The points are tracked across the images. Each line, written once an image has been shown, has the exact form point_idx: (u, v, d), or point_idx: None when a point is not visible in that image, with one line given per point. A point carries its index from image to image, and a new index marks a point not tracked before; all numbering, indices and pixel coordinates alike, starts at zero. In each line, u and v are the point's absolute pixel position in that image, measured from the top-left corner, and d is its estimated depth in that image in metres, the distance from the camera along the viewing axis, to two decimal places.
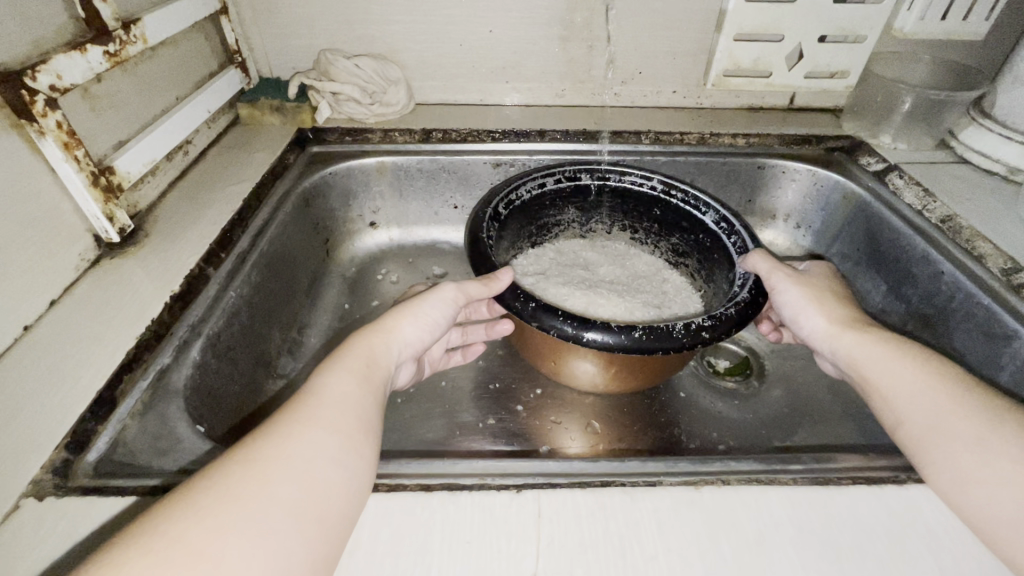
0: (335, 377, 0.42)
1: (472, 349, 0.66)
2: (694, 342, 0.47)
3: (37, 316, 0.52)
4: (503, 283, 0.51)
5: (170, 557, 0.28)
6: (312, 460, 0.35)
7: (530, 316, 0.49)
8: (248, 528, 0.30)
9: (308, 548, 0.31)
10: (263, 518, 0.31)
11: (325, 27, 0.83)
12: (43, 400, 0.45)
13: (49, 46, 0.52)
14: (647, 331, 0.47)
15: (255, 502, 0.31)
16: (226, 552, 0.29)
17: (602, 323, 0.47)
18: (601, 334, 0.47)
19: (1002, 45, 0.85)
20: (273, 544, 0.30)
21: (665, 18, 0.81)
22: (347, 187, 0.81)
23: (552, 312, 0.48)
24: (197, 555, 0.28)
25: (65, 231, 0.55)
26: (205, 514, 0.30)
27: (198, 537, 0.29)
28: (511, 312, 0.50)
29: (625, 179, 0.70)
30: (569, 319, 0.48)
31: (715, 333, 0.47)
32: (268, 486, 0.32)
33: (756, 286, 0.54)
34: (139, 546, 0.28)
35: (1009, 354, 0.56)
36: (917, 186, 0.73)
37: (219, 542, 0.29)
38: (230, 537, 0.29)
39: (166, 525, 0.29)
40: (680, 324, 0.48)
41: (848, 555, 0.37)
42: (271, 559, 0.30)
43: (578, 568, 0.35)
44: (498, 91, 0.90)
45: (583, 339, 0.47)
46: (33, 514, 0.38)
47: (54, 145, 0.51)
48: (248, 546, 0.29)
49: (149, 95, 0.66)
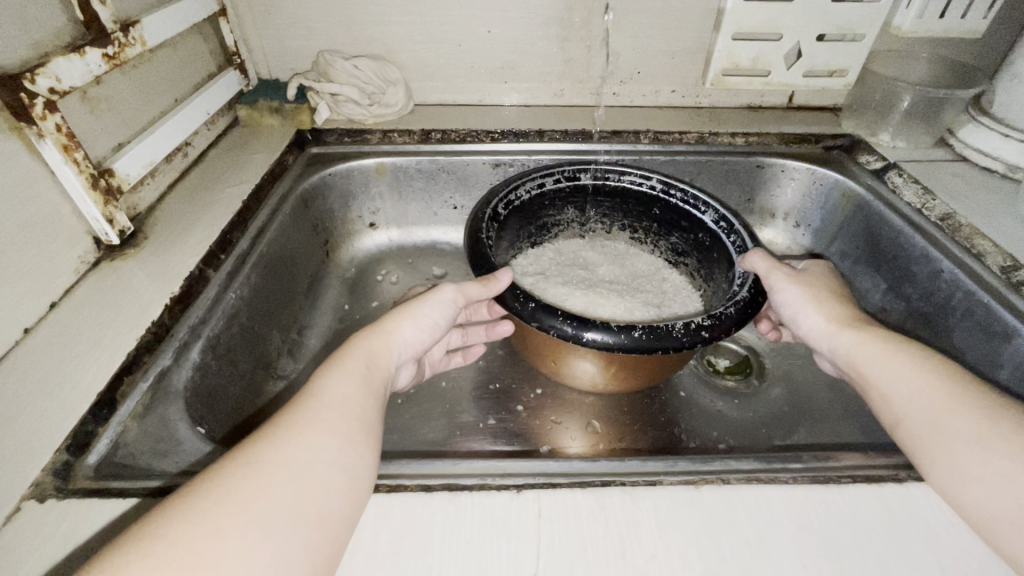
0: (335, 378, 0.42)
1: (472, 351, 0.66)
2: (694, 341, 0.47)
3: (37, 319, 0.52)
4: (503, 284, 0.51)
5: (171, 559, 0.28)
6: (312, 462, 0.35)
7: (530, 316, 0.49)
8: (248, 530, 0.30)
9: (308, 550, 0.31)
10: (264, 520, 0.31)
11: (324, 28, 0.83)
12: (43, 402, 0.45)
13: (48, 49, 0.52)
14: (646, 331, 0.47)
15: (256, 504, 0.31)
16: (227, 554, 0.29)
17: (601, 323, 0.47)
18: (600, 334, 0.47)
19: (1000, 42, 0.85)
20: (273, 547, 0.30)
21: (663, 17, 0.81)
22: (346, 188, 0.81)
23: (551, 312, 0.48)
24: (196, 557, 0.28)
25: (64, 233, 0.55)
26: (206, 516, 0.30)
27: (199, 539, 0.29)
28: (510, 312, 0.50)
29: (624, 179, 0.70)
30: (568, 319, 0.48)
31: (714, 333, 0.47)
32: (268, 488, 0.32)
33: (756, 284, 0.54)
34: (139, 549, 0.28)
35: (1009, 351, 0.56)
36: (916, 184, 0.73)
37: (219, 544, 0.29)
38: (231, 539, 0.29)
39: (167, 527, 0.29)
40: (679, 324, 0.48)
41: (849, 554, 0.37)
42: (271, 561, 0.30)
43: (577, 568, 0.35)
44: (497, 91, 0.90)
45: (583, 339, 0.47)
46: (34, 516, 0.38)
47: (54, 147, 0.51)
48: (248, 549, 0.29)
49: (149, 97, 0.66)
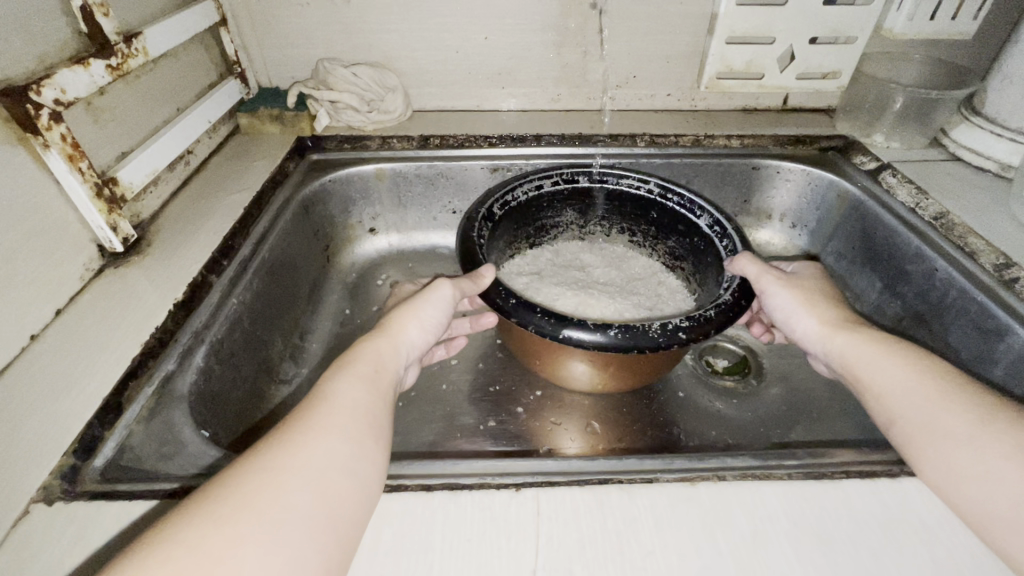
0: (344, 383, 0.42)
1: (454, 344, 0.65)
2: (670, 342, 0.47)
3: (43, 325, 0.53)
4: (489, 279, 0.52)
5: (189, 564, 0.28)
6: (326, 468, 0.35)
7: (510, 312, 0.50)
8: (263, 534, 0.31)
9: (322, 555, 0.32)
10: (279, 526, 0.31)
11: (323, 36, 0.84)
12: (51, 407, 0.46)
13: (53, 61, 0.53)
14: (622, 330, 0.48)
15: (271, 510, 0.32)
16: (245, 559, 0.29)
17: (580, 321, 0.48)
18: (578, 332, 0.48)
19: (992, 44, 0.86)
20: (289, 551, 0.31)
21: (657, 22, 0.82)
22: (346, 195, 0.82)
23: (531, 308, 0.49)
24: (214, 562, 0.29)
25: (70, 241, 0.56)
26: (224, 521, 0.30)
27: (217, 544, 0.29)
28: (492, 308, 0.51)
29: (622, 182, 0.71)
30: (547, 316, 0.49)
31: (691, 334, 0.48)
32: (284, 493, 0.33)
33: (741, 287, 0.54)
34: (158, 555, 0.29)
35: (1002, 348, 0.56)
36: (909, 184, 0.73)
37: (237, 549, 0.29)
38: (248, 544, 0.30)
39: (185, 533, 0.30)
40: (656, 324, 0.48)
41: (842, 548, 0.37)
42: (286, 566, 0.30)
43: (577, 565, 0.36)
44: (495, 96, 0.91)
45: (562, 336, 0.48)
46: (42, 519, 0.39)
47: (59, 157, 0.52)
48: (265, 554, 0.30)
49: (151, 107, 0.67)
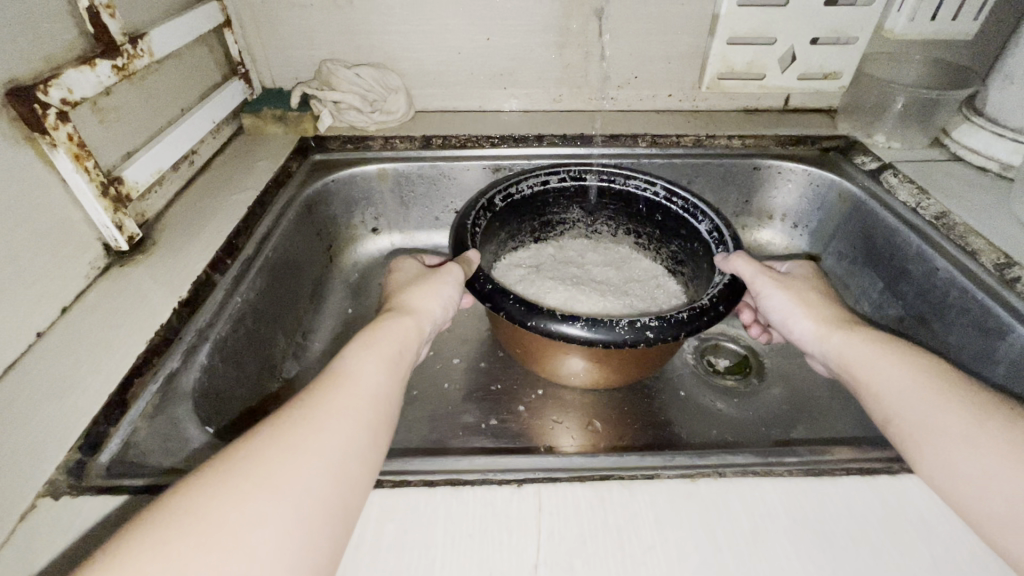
0: (364, 363, 0.42)
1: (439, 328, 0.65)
2: (636, 338, 0.47)
3: (49, 323, 0.53)
4: (478, 260, 0.56)
5: (208, 538, 0.29)
6: (342, 453, 0.35)
7: (485, 296, 0.51)
8: (281, 514, 0.31)
9: (332, 540, 0.32)
10: (296, 507, 0.31)
11: (326, 37, 0.85)
12: (57, 403, 0.46)
13: (60, 61, 0.54)
14: (589, 323, 0.48)
15: (290, 490, 0.32)
16: (262, 538, 0.30)
17: (551, 313, 0.48)
18: (547, 322, 0.48)
19: (993, 45, 0.86)
20: (304, 534, 0.31)
21: (658, 23, 0.82)
22: (348, 196, 0.82)
23: (505, 295, 0.50)
24: (232, 538, 0.29)
25: (76, 240, 0.57)
26: (242, 497, 0.31)
27: (235, 521, 0.30)
28: (473, 292, 0.52)
29: (629, 183, 0.71)
30: (519, 303, 0.49)
31: (658, 334, 0.47)
32: (302, 475, 0.33)
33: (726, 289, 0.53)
34: (174, 527, 0.29)
35: (1003, 347, 0.56)
36: (910, 184, 0.74)
37: (256, 528, 0.30)
38: (266, 524, 0.30)
39: (204, 505, 0.30)
40: (625, 320, 0.48)
41: (840, 543, 0.37)
42: (300, 549, 0.31)
43: (577, 559, 0.36)
44: (497, 97, 0.92)
45: (531, 324, 0.48)
46: (48, 513, 0.39)
47: (65, 156, 0.53)
48: (282, 536, 0.30)
49: (156, 107, 0.68)
